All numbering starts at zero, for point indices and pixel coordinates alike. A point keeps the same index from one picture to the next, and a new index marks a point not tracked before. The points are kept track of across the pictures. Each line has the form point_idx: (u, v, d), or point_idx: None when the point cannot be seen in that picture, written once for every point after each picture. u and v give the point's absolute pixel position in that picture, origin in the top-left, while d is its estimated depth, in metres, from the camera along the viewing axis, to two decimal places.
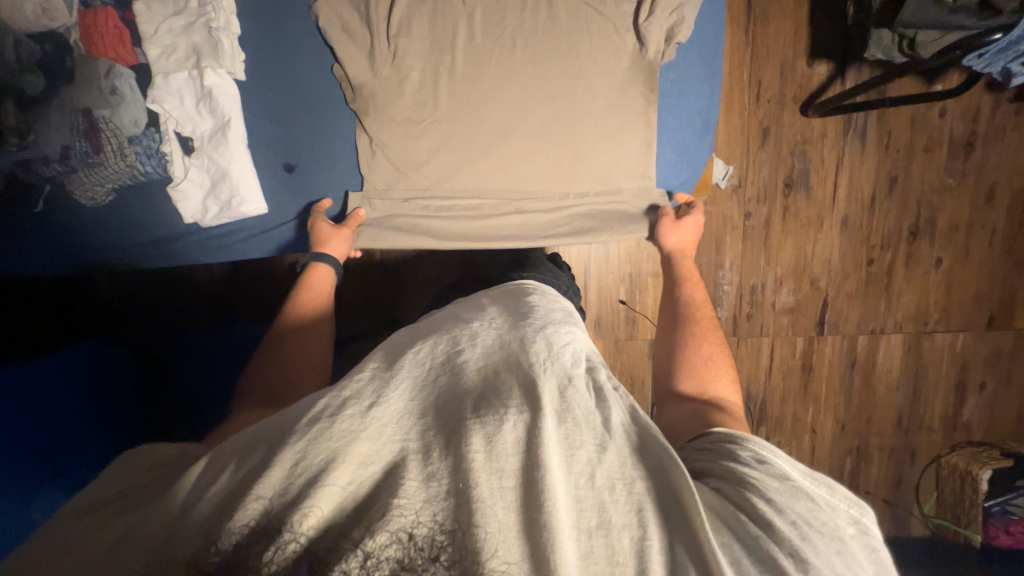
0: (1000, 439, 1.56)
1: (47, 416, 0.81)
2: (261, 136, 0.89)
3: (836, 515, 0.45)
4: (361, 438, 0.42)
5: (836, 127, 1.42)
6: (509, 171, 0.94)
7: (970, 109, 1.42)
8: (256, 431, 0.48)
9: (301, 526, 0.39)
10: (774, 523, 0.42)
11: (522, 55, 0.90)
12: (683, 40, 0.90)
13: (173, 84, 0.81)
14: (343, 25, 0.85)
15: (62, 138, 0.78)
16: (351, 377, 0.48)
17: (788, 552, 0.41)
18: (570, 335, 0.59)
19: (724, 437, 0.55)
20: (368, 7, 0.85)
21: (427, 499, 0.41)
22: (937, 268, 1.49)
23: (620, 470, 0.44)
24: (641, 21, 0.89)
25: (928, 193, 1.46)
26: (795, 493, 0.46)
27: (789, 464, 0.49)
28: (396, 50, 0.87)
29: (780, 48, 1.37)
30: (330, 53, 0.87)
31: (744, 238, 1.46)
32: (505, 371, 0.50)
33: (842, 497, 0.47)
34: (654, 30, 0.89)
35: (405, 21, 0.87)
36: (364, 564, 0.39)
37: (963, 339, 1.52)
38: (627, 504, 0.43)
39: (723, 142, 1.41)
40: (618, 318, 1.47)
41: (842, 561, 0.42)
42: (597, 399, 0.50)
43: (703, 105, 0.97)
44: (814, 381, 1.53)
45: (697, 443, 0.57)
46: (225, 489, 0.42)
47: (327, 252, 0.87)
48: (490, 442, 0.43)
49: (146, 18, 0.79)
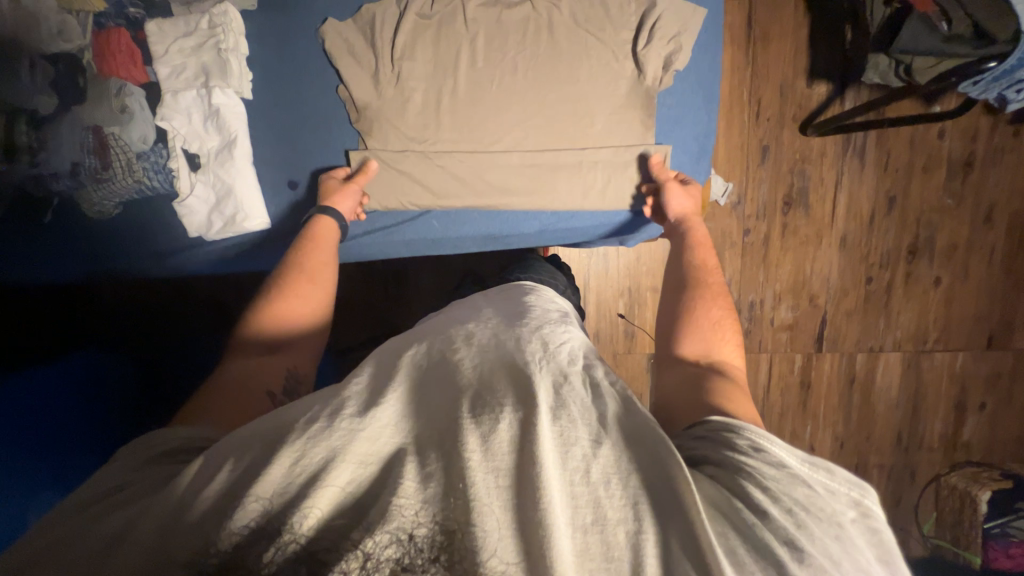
0: (1000, 460, 1.55)
1: (47, 422, 0.80)
2: (266, 154, 0.91)
3: (834, 500, 0.42)
4: (359, 437, 0.43)
5: (835, 147, 1.43)
6: (507, 187, 0.94)
7: (968, 130, 1.43)
8: (254, 427, 0.47)
9: (302, 524, 0.40)
10: (768, 510, 0.41)
11: (523, 77, 0.91)
12: (680, 67, 0.92)
13: (182, 102, 0.83)
14: (348, 47, 0.88)
15: (73, 155, 0.80)
16: (349, 380, 0.49)
17: (782, 541, 0.39)
18: (566, 335, 0.59)
19: (720, 423, 0.50)
20: (373, 31, 0.88)
21: (425, 498, 0.41)
22: (936, 286, 1.50)
23: (615, 463, 0.43)
24: (639, 48, 0.91)
25: (927, 212, 1.46)
26: (792, 481, 0.43)
27: (788, 451, 0.46)
28: (400, 72, 0.89)
29: (779, 70, 1.39)
30: (336, 73, 0.89)
31: (744, 254, 1.47)
32: (501, 369, 0.50)
33: (844, 479, 0.44)
34: (652, 57, 0.91)
35: (410, 44, 0.89)
36: (364, 564, 0.39)
37: (962, 359, 1.52)
38: (621, 498, 0.42)
39: (722, 159, 1.43)
40: (617, 331, 1.48)
41: (842, 546, 0.40)
42: (593, 394, 0.49)
43: (701, 129, 0.99)
44: (813, 398, 1.53)
45: (692, 430, 0.52)
46: (223, 486, 0.42)
47: (334, 206, 0.86)
48: (487, 440, 0.43)
49: (157, 38, 0.81)
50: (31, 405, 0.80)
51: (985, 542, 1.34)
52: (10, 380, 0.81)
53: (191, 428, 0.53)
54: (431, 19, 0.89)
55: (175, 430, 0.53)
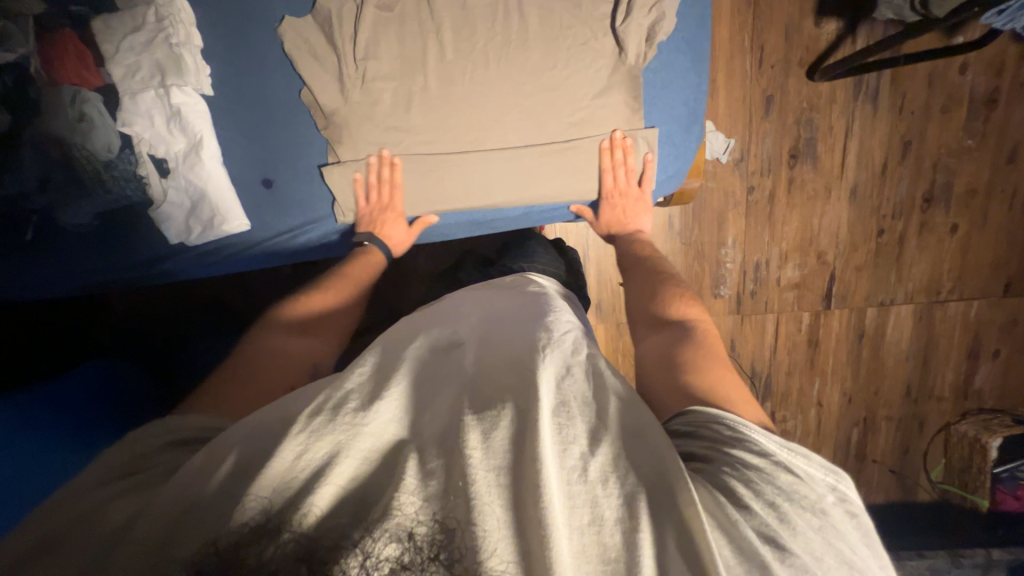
0: (1013, 406, 1.53)
1: (81, 417, 0.77)
2: (236, 153, 0.87)
3: (816, 487, 0.42)
4: (362, 434, 0.43)
5: (845, 92, 1.34)
6: (489, 170, 0.90)
7: (992, 63, 1.32)
8: (255, 421, 0.47)
9: (303, 520, 0.39)
10: (751, 505, 0.40)
11: (497, 50, 0.86)
12: (664, 38, 0.85)
13: (141, 105, 0.80)
14: (309, 49, 0.84)
15: (38, 170, 0.78)
16: (352, 372, 0.49)
17: (765, 540, 0.39)
18: (570, 323, 0.59)
19: (703, 414, 0.49)
20: (334, 27, 0.83)
21: (425, 496, 0.41)
22: (952, 234, 1.43)
23: (613, 462, 0.42)
24: (618, 24, 0.85)
25: (946, 156, 1.38)
26: (775, 470, 0.43)
27: (767, 437, 0.46)
28: (365, 73, 0.85)
29: (781, 11, 1.28)
30: (299, 77, 0.85)
31: (747, 214, 1.41)
32: (503, 364, 0.50)
33: (819, 465, 0.44)
34: (633, 32, 0.85)
35: (374, 41, 0.84)
36: (364, 563, 0.36)
37: (978, 308, 1.48)
38: (619, 497, 0.40)
39: (725, 112, 1.34)
40: (619, 301, 1.46)
41: (824, 537, 0.39)
42: (595, 388, 0.49)
43: (690, 93, 0.92)
44: (820, 354, 1.51)
45: (674, 425, 0.51)
46: (232, 471, 0.43)
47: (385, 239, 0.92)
48: (488, 438, 0.42)
49: (106, 36, 0.78)
50: (65, 404, 0.78)
51: (993, 486, 1.36)
52: (48, 388, 0.80)
53: (189, 419, 0.54)
54: (394, 11, 0.84)
55: (171, 423, 0.53)
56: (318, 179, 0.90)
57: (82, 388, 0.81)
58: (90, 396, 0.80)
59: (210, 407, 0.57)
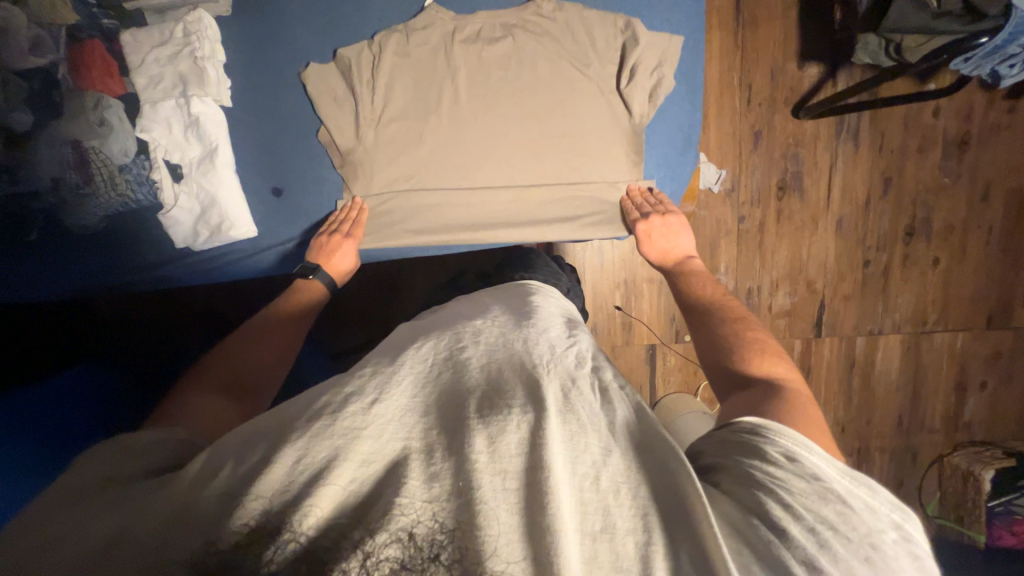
0: (1003, 438, 1.54)
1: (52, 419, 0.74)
2: (248, 162, 0.91)
3: (875, 521, 0.41)
4: (362, 436, 0.41)
5: (828, 129, 1.42)
6: (501, 181, 0.94)
7: (962, 108, 1.42)
8: (255, 424, 0.46)
9: (303, 522, 0.39)
10: (789, 530, 0.40)
11: (500, 76, 0.91)
12: (666, 78, 0.92)
13: (161, 113, 0.83)
14: (326, 65, 0.88)
15: (52, 171, 0.79)
16: (352, 374, 0.47)
17: (800, 560, 0.39)
18: (575, 337, 0.58)
19: (751, 427, 0.48)
20: (353, 64, 0.88)
21: (428, 499, 0.40)
22: (934, 267, 1.49)
23: (625, 473, 0.43)
24: (623, 87, 0.92)
25: (924, 193, 1.45)
26: (824, 497, 0.42)
27: (827, 461, 0.45)
28: (379, 90, 0.89)
29: (767, 55, 1.38)
30: (316, 117, 0.90)
31: (739, 242, 1.46)
32: (509, 369, 0.49)
33: (885, 500, 0.43)
34: (637, 94, 0.92)
35: (387, 62, 0.89)
36: (364, 563, 0.38)
37: (963, 339, 1.51)
38: (631, 509, 0.41)
39: (716, 145, 1.41)
40: (614, 324, 1.47)
41: (867, 567, 0.40)
42: (602, 399, 0.49)
43: (686, 119, 0.98)
44: (813, 382, 1.52)
45: (720, 434, 0.51)
46: (227, 482, 0.41)
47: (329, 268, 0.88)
48: (494, 443, 0.42)
49: (133, 49, 0.82)
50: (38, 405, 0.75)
51: (988, 520, 1.34)
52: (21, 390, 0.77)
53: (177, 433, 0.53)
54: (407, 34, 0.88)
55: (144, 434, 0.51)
56: (329, 193, 0.93)
57: (56, 389, 0.78)
58: (64, 403, 0.76)
59: (205, 418, 0.57)
